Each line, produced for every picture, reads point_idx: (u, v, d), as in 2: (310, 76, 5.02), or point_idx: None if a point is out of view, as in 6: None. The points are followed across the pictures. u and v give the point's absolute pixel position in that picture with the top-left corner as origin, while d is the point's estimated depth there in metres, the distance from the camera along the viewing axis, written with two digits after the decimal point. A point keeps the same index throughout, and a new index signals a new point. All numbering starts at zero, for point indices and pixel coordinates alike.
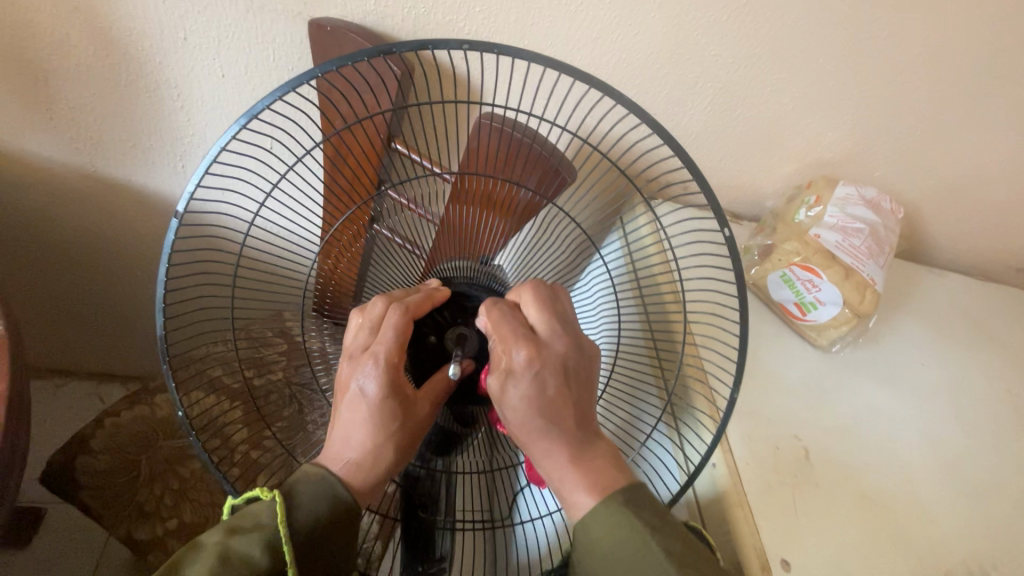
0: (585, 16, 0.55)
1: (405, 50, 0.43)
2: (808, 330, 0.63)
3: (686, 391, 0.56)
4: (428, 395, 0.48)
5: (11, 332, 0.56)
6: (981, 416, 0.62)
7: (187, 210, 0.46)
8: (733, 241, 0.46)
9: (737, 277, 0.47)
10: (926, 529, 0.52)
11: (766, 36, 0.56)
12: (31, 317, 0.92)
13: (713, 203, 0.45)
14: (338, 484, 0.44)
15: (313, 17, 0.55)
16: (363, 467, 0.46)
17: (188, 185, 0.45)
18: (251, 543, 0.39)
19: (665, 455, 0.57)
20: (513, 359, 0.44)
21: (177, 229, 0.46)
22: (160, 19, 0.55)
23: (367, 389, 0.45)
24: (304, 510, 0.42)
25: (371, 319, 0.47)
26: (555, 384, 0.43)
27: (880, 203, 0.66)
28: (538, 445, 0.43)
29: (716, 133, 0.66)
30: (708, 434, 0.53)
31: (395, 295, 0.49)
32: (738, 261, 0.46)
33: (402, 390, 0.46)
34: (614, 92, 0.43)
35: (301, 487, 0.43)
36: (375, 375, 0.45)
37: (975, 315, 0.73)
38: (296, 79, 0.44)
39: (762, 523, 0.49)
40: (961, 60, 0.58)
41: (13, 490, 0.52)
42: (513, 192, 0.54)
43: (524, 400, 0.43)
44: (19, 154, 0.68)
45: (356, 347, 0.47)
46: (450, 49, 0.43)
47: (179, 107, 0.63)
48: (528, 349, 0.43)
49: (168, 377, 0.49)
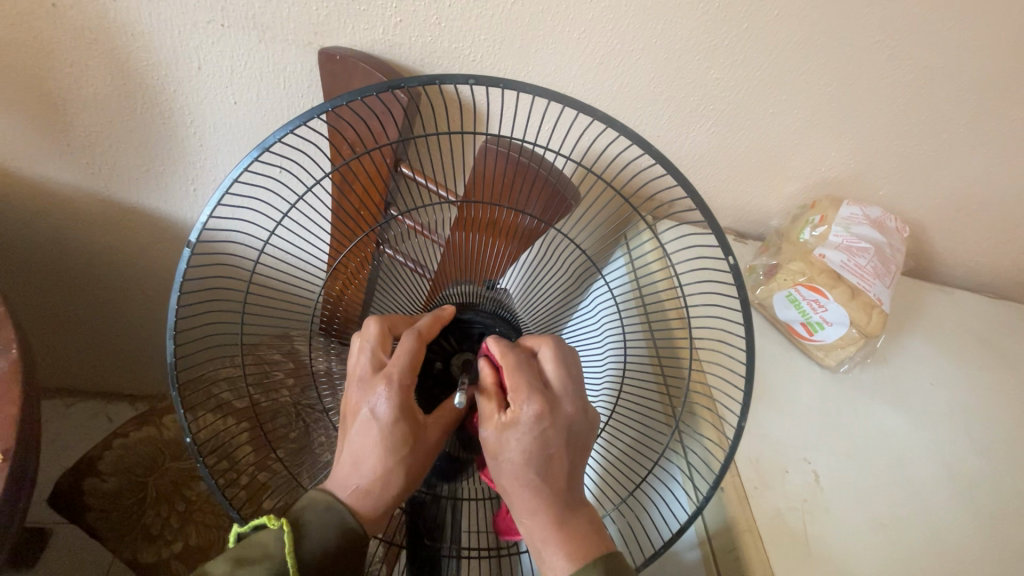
0: (588, 43, 0.56)
1: (414, 84, 0.45)
2: (815, 350, 0.63)
3: (694, 417, 0.57)
4: (437, 421, 0.48)
5: (24, 356, 0.57)
6: (994, 437, 0.62)
7: (199, 238, 0.47)
8: (739, 271, 0.46)
9: (741, 305, 0.46)
10: (941, 555, 0.51)
11: (768, 59, 0.57)
12: (42, 338, 0.93)
13: (716, 230, 0.45)
14: (346, 512, 0.44)
15: (322, 46, 0.56)
16: (373, 492, 0.46)
17: (203, 215, 0.48)
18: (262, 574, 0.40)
19: (673, 483, 0.57)
20: (520, 414, 0.43)
21: (190, 258, 0.47)
22: (175, 49, 0.57)
23: (378, 411, 0.45)
24: (312, 538, 0.43)
25: (370, 340, 0.47)
26: (557, 440, 0.43)
27: (885, 222, 0.66)
28: (520, 491, 0.43)
29: (719, 155, 0.67)
30: (717, 463, 0.53)
31: (395, 320, 0.49)
32: (744, 290, 0.46)
33: (413, 413, 0.46)
34: (616, 123, 0.45)
35: (310, 516, 0.44)
36: (387, 398, 0.45)
37: (984, 333, 0.72)
38: (308, 113, 0.46)
39: (772, 550, 0.48)
40: (964, 80, 0.58)
41: (21, 514, 0.52)
42: (517, 218, 0.55)
43: (523, 454, 0.43)
44: (35, 179, 0.70)
45: (364, 369, 0.46)
46: (458, 83, 0.45)
47: (191, 133, 0.65)
48: (538, 408, 0.43)
49: (178, 404, 0.49)
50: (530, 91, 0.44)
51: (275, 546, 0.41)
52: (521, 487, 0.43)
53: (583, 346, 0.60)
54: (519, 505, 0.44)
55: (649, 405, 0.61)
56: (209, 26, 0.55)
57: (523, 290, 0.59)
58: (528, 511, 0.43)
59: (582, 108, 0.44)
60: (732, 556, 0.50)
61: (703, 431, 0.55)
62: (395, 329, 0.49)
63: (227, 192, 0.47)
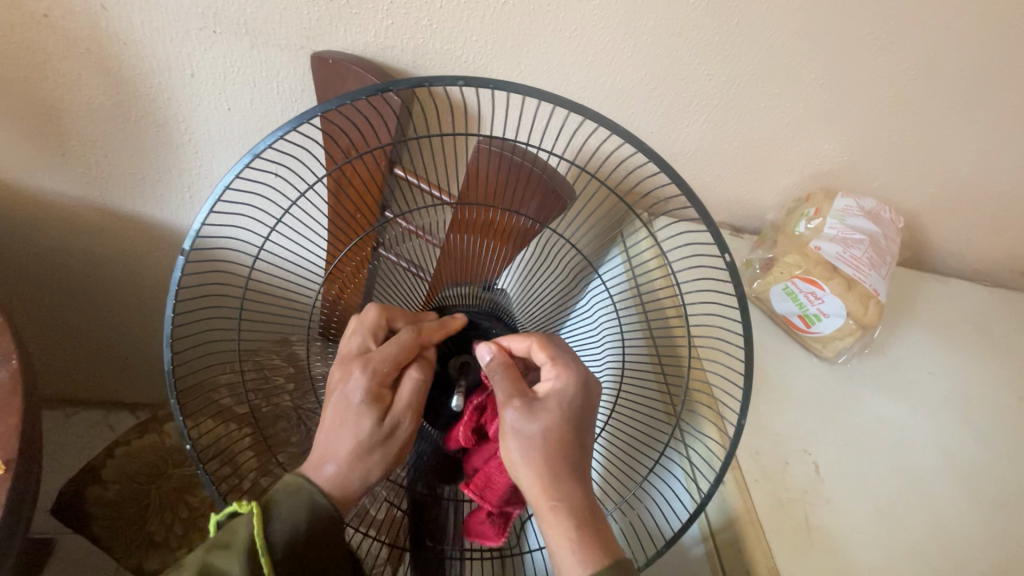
0: (580, 42, 0.56)
1: (402, 87, 0.45)
2: (813, 342, 0.63)
3: (696, 418, 0.56)
4: (404, 407, 0.48)
5: (24, 367, 0.57)
6: (993, 424, 0.62)
7: (192, 246, 0.48)
8: (734, 267, 0.46)
9: (738, 298, 0.47)
10: (943, 543, 0.51)
11: (759, 53, 0.57)
12: (41, 350, 0.93)
13: (711, 225, 0.45)
14: (316, 493, 0.45)
15: (315, 51, 0.56)
16: (347, 480, 0.47)
17: (195, 223, 0.48)
18: (229, 560, 0.40)
19: (675, 479, 0.57)
20: (556, 385, 0.46)
21: (183, 266, 0.48)
22: (169, 57, 0.57)
23: (356, 392, 0.47)
24: (281, 520, 0.43)
25: (365, 325, 0.50)
26: (588, 413, 0.46)
27: (880, 213, 0.66)
28: (547, 467, 0.43)
29: (713, 150, 0.67)
30: (718, 462, 0.54)
31: (393, 313, 0.51)
32: (743, 290, 0.47)
33: (387, 400, 0.48)
34: (608, 122, 0.45)
35: (281, 499, 0.44)
36: (364, 380, 0.47)
37: (982, 321, 0.73)
38: (298, 117, 0.46)
39: (774, 541, 0.49)
40: (954, 71, 0.59)
41: (25, 524, 0.52)
42: (513, 220, 0.56)
43: (559, 422, 0.44)
44: (31, 190, 0.70)
45: (350, 351, 0.49)
46: (445, 85, 0.45)
47: (185, 140, 0.65)
48: (577, 379, 0.46)
49: (175, 412, 0.50)
50: (521, 91, 0.45)
51: (243, 535, 0.41)
52: (546, 463, 0.43)
53: (582, 343, 0.60)
54: (548, 488, 0.43)
55: (650, 406, 0.61)
56: (202, 33, 0.55)
57: (521, 289, 0.60)
58: (557, 489, 0.43)
59: (576, 109, 0.44)
60: (737, 548, 0.50)
61: (705, 430, 0.55)
62: (393, 321, 0.51)
63: (219, 198, 0.48)
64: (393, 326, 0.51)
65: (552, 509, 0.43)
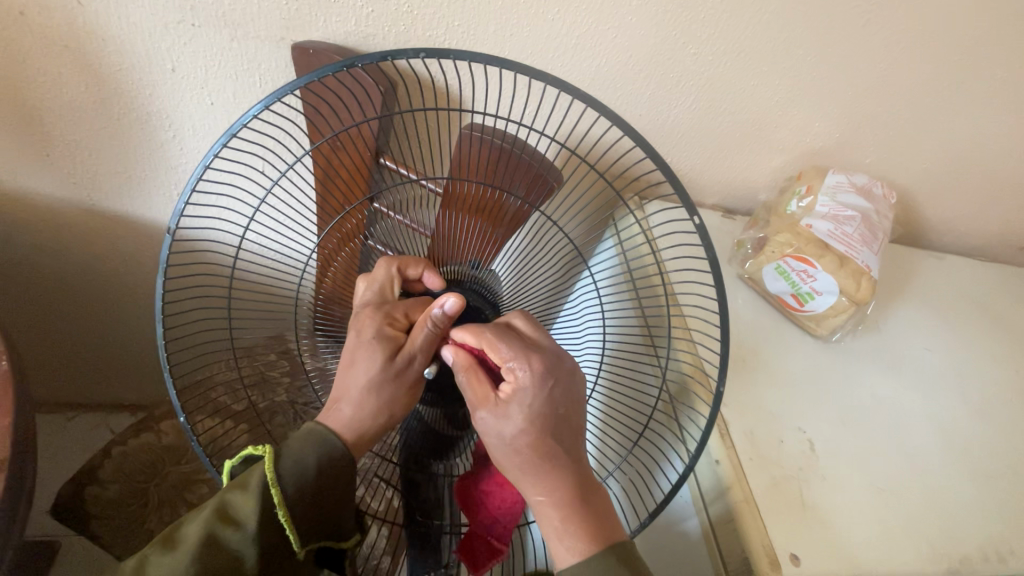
0: (564, 23, 0.55)
1: (366, 62, 0.45)
2: (807, 320, 0.63)
3: (688, 393, 0.56)
4: (418, 348, 0.48)
5: (14, 367, 0.56)
6: (989, 399, 0.62)
7: (178, 224, 0.49)
8: (705, 232, 0.45)
9: (710, 265, 0.46)
10: (937, 517, 0.51)
11: (745, 32, 0.56)
12: (37, 352, 0.93)
13: (678, 190, 0.44)
14: (329, 440, 0.45)
15: (296, 41, 0.56)
16: (355, 428, 0.47)
17: (177, 203, 0.49)
18: (243, 500, 0.42)
19: (667, 450, 0.58)
20: (522, 378, 0.44)
21: (171, 244, 0.49)
22: (149, 52, 0.56)
23: (364, 334, 0.48)
24: (291, 457, 0.43)
25: (379, 280, 0.51)
26: (563, 399, 0.45)
27: (872, 189, 0.66)
28: (529, 462, 0.44)
29: (703, 130, 0.66)
30: (701, 419, 0.54)
31: (405, 262, 0.52)
32: (713, 254, 0.46)
33: (394, 344, 0.48)
34: (569, 87, 0.44)
35: (292, 442, 0.44)
36: (375, 324, 0.48)
37: (977, 296, 0.72)
38: (277, 92, 0.46)
39: (768, 520, 0.48)
40: (944, 44, 0.58)
41: (20, 523, 0.52)
42: (500, 200, 0.55)
43: (528, 417, 0.43)
44: (19, 192, 0.70)
45: (366, 300, 0.50)
46: (408, 59, 0.45)
47: (170, 136, 0.64)
48: (540, 369, 0.44)
49: (168, 386, 0.51)
50: (486, 61, 0.44)
51: (256, 477, 0.42)
52: (527, 461, 0.44)
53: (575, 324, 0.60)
54: (533, 485, 0.44)
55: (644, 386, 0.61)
56: (179, 26, 0.54)
57: (513, 277, 0.59)
58: (542, 485, 0.43)
59: (543, 80, 0.43)
60: (730, 527, 0.50)
61: (695, 402, 0.55)
62: (404, 269, 0.52)
63: (200, 179, 0.48)
64: (407, 275, 0.53)
65: (542, 503, 0.44)
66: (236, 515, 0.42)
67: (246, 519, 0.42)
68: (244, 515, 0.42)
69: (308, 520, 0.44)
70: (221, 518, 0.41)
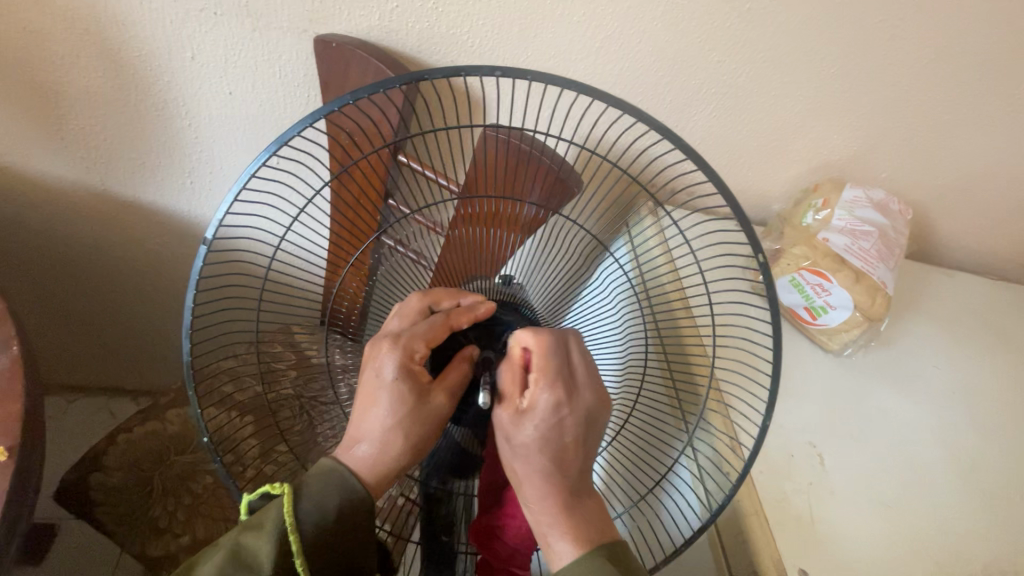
0: (588, 27, 0.55)
1: (436, 75, 0.44)
2: (819, 334, 0.63)
3: (705, 411, 0.56)
4: (443, 382, 0.48)
5: (27, 353, 0.56)
6: (998, 419, 0.62)
7: (214, 236, 0.46)
8: (767, 268, 0.44)
9: (771, 307, 0.44)
10: (945, 534, 0.51)
11: (768, 42, 0.56)
12: (40, 335, 0.93)
13: (743, 220, 0.43)
14: (349, 475, 0.45)
15: (318, 34, 0.55)
16: (380, 469, 0.46)
17: (217, 212, 0.47)
18: (259, 540, 0.42)
19: (683, 476, 0.57)
20: (539, 399, 0.43)
21: (205, 256, 0.47)
22: (169, 38, 0.56)
23: (384, 373, 0.47)
24: (312, 497, 0.43)
25: (406, 313, 0.50)
26: (573, 429, 0.43)
27: (888, 205, 0.66)
28: (528, 477, 0.43)
29: (722, 139, 0.66)
30: (733, 458, 0.53)
31: (437, 296, 0.51)
32: (771, 285, 0.44)
33: (419, 376, 0.47)
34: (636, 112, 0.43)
35: (311, 481, 0.44)
36: (393, 359, 0.47)
37: (987, 314, 0.72)
38: (327, 106, 0.45)
39: (779, 533, 0.49)
40: (968, 60, 0.57)
41: (30, 510, 0.52)
42: (520, 207, 0.55)
43: (537, 441, 0.43)
44: (28, 174, 0.69)
45: (392, 332, 0.49)
46: (481, 74, 0.43)
47: (187, 125, 0.64)
48: (559, 396, 0.43)
49: (191, 401, 0.49)
50: (557, 84, 0.43)
51: (272, 516, 0.42)
52: (528, 471, 0.43)
53: (597, 337, 0.59)
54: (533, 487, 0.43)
55: (657, 402, 0.61)
56: (202, 15, 0.54)
57: (531, 281, 0.60)
58: (534, 494, 0.43)
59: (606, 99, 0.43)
60: (740, 539, 0.50)
61: (714, 425, 0.55)
62: (436, 304, 0.51)
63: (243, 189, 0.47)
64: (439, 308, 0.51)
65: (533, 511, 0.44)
66: (250, 557, 0.41)
67: (260, 563, 0.41)
68: (258, 557, 0.41)
69: (324, 557, 0.43)
70: (235, 561, 0.41)
